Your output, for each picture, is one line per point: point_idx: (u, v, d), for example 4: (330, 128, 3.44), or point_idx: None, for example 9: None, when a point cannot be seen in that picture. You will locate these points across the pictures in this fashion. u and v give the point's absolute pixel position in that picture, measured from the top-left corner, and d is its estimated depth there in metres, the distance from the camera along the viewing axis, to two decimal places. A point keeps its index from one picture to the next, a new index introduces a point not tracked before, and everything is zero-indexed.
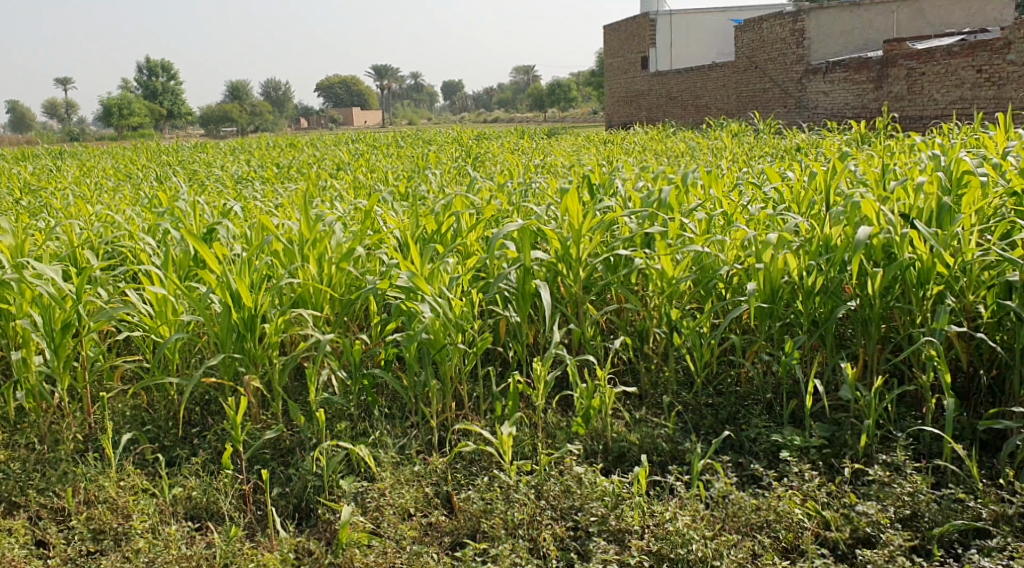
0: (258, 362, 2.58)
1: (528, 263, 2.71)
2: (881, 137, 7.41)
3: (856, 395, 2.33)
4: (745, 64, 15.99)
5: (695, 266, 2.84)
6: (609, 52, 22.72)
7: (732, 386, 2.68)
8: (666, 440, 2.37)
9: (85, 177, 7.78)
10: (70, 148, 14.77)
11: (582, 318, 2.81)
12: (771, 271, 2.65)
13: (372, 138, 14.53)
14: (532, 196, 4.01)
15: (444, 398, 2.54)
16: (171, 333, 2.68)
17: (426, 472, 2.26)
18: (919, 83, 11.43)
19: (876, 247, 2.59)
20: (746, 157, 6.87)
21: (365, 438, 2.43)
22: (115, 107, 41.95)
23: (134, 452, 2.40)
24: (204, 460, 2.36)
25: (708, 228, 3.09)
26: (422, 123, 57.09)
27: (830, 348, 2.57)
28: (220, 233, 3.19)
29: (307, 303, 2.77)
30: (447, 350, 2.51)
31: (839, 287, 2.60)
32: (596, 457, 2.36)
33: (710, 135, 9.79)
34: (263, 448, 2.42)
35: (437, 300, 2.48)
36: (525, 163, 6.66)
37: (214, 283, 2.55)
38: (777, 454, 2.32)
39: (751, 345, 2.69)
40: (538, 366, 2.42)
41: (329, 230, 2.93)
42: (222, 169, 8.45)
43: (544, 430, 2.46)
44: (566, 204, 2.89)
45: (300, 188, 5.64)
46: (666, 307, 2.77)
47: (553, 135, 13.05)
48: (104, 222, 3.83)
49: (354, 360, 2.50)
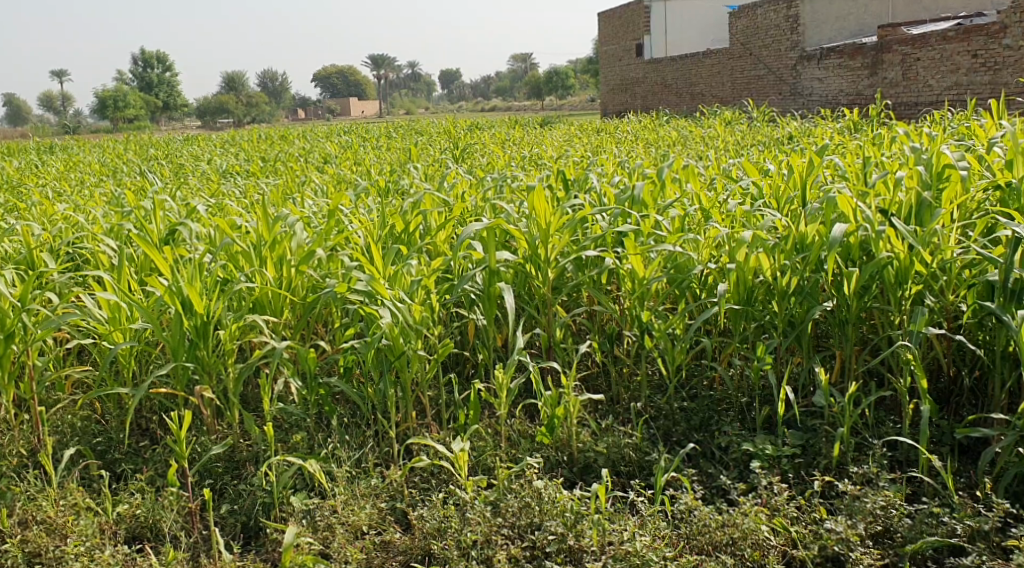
0: (212, 371, 2.47)
1: (493, 263, 2.60)
2: (874, 124, 7.31)
3: (830, 401, 2.24)
4: (740, 51, 15.84)
5: (668, 266, 2.74)
6: (603, 40, 22.56)
7: (705, 390, 2.59)
8: (632, 450, 2.27)
9: (65, 173, 7.67)
10: (59, 143, 14.64)
11: (550, 320, 2.71)
12: (744, 272, 2.56)
13: (362, 128, 14.44)
14: (507, 192, 3.91)
15: (404, 407, 2.45)
16: (123, 340, 2.57)
17: (381, 486, 2.18)
18: (913, 69, 11.28)
19: (853, 245, 2.50)
20: (736, 146, 6.80)
21: (321, 450, 2.35)
22: (110, 101, 41.77)
23: (79, 468, 2.32)
24: (151, 475, 2.30)
25: (682, 225, 3.00)
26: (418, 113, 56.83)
27: (806, 350, 2.47)
28: (182, 234, 3.09)
29: (265, 308, 2.66)
30: (407, 357, 2.40)
31: (815, 287, 2.50)
32: (559, 469, 2.27)
33: (701, 124, 9.69)
34: (215, 461, 2.36)
35: (397, 306, 2.39)
36: (510, 155, 6.55)
37: (163, 289, 2.43)
38: (747, 464, 2.23)
39: (726, 348, 2.59)
40: (500, 373, 2.32)
41: (290, 232, 2.83)
42: (207, 162, 8.36)
43: (508, 440, 2.37)
44: (535, 204, 2.81)
45: (279, 182, 5.54)
46: (638, 308, 2.67)
47: (546, 125, 12.91)
48: (68, 223, 3.73)
49: (309, 369, 2.40)
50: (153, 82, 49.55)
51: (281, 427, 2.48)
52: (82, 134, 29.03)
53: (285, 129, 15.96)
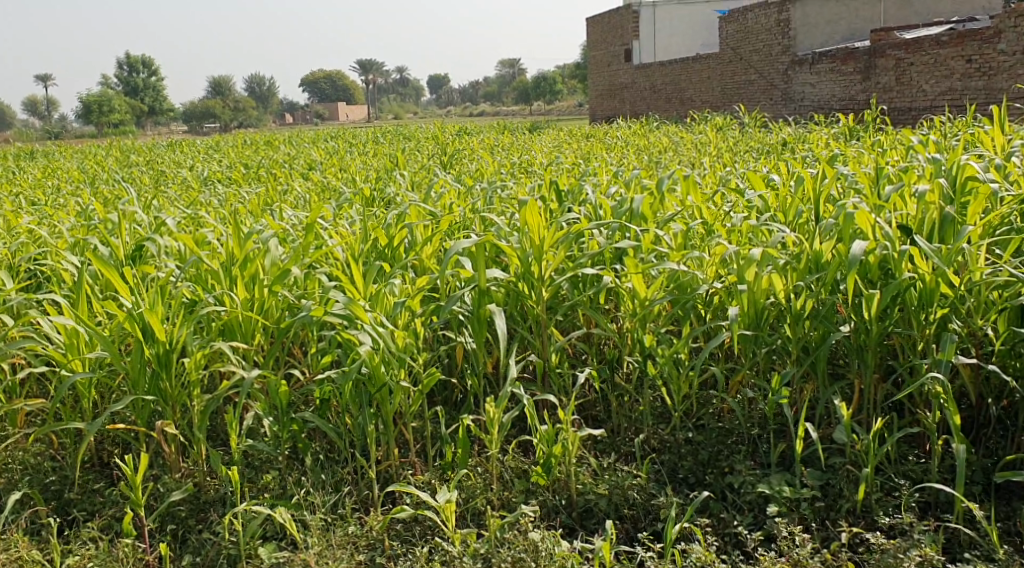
0: (175, 403, 2.25)
1: (483, 283, 2.39)
2: (870, 130, 7.16)
3: (852, 437, 2.06)
4: (730, 56, 15.72)
5: (671, 285, 2.55)
6: (593, 45, 22.43)
7: (714, 421, 2.40)
8: (637, 492, 2.09)
9: (38, 179, 7.39)
10: (37, 147, 14.27)
11: (545, 345, 2.51)
12: (755, 293, 2.36)
13: (348, 133, 14.17)
14: (497, 202, 3.70)
15: (387, 444, 2.25)
16: (80, 369, 2.33)
17: (361, 534, 1.99)
18: (907, 74, 11.17)
19: (872, 264, 2.30)
20: (731, 153, 6.63)
21: (296, 495, 2.14)
22: (94, 105, 41.25)
23: (26, 514, 2.09)
24: (105, 522, 2.08)
25: (685, 240, 2.81)
26: (407, 118, 56.54)
27: (822, 379, 2.29)
28: (150, 249, 2.87)
29: (235, 333, 2.44)
30: (389, 389, 2.20)
31: (831, 310, 2.32)
32: (558, 515, 2.08)
33: (694, 129, 9.52)
34: (178, 504, 2.15)
35: (378, 331, 2.18)
36: (499, 162, 6.35)
37: (121, 314, 2.21)
38: (763, 508, 2.05)
39: (735, 375, 2.40)
40: (491, 407, 2.12)
41: (263, 248, 2.61)
42: (188, 169, 8.10)
43: (501, 480, 2.18)
44: (527, 217, 2.59)
45: (260, 191, 5.31)
46: (640, 331, 2.47)
47: (535, 131, 12.72)
48: (29, 235, 3.48)
49: (282, 403, 2.20)
50: (139, 86, 49.06)
51: (251, 464, 2.27)
52: (68, 140, 28.62)
53: (272, 136, 15.71)
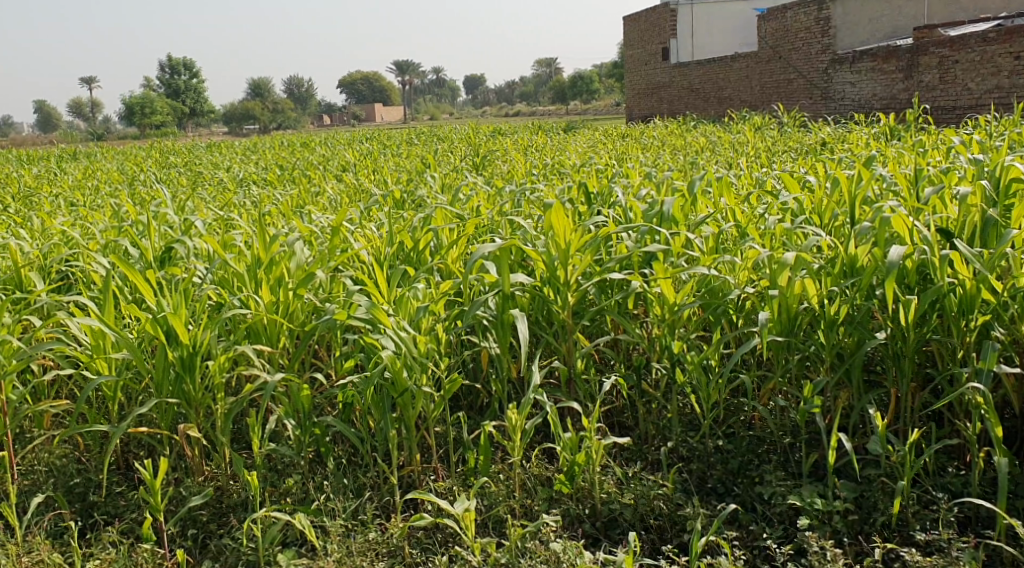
0: (199, 406, 2.26)
1: (507, 287, 2.35)
2: (912, 130, 6.98)
3: (887, 449, 1.99)
4: (768, 55, 15.49)
5: (701, 290, 2.49)
6: (629, 44, 22.28)
7: (744, 429, 2.34)
8: (663, 502, 2.04)
9: (80, 181, 7.54)
10: (81, 149, 14.57)
11: (570, 350, 2.47)
12: (787, 298, 2.29)
13: (383, 134, 14.25)
14: (526, 204, 3.67)
15: (409, 449, 2.23)
16: (106, 371, 2.35)
17: (381, 540, 1.97)
18: (952, 72, 10.89)
19: (909, 269, 2.22)
20: (768, 153, 6.52)
21: (316, 500, 2.13)
22: (137, 107, 42.09)
23: (49, 517, 2.12)
24: (125, 527, 2.10)
25: (716, 244, 2.75)
26: (443, 119, 56.80)
27: (857, 388, 2.22)
28: (178, 251, 2.88)
29: (260, 336, 2.43)
30: (411, 394, 2.17)
31: (867, 317, 2.24)
32: (581, 525, 2.04)
33: (730, 129, 9.38)
34: (200, 509, 2.15)
35: (400, 336, 2.15)
36: (532, 163, 6.32)
37: (145, 317, 2.22)
38: (794, 521, 1.99)
39: (766, 382, 2.33)
40: (513, 413, 2.08)
41: (288, 251, 2.61)
42: (225, 171, 8.19)
43: (524, 488, 2.14)
44: (553, 220, 2.55)
45: (293, 193, 5.35)
46: (668, 337, 2.42)
47: (569, 131, 12.67)
48: (63, 237, 3.53)
49: (304, 407, 2.18)
50: (181, 88, 49.95)
51: (274, 468, 2.27)
52: (112, 142, 29.23)
53: (309, 138, 15.86)
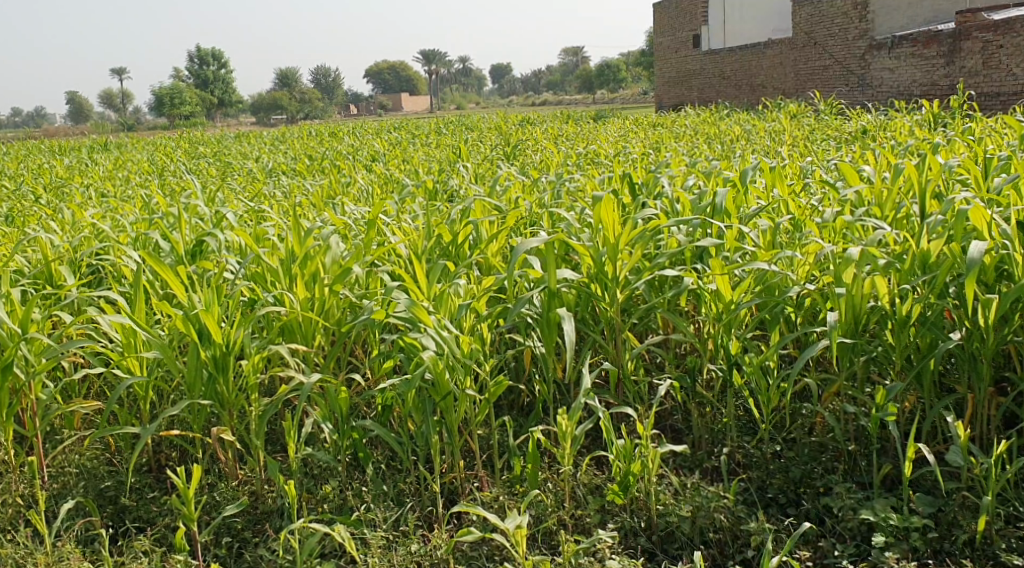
0: (233, 408, 2.17)
1: (553, 285, 2.23)
2: (958, 117, 6.73)
3: (969, 461, 1.84)
4: (803, 41, 15.15)
5: (758, 287, 2.34)
6: (659, 31, 21.96)
7: (805, 436, 2.20)
8: (724, 515, 1.91)
9: (110, 171, 7.54)
10: (111, 140, 14.66)
11: (619, 350, 2.34)
12: (854, 297, 2.12)
13: (409, 123, 14.15)
14: (566, 196, 3.54)
15: (452, 454, 2.12)
16: (137, 371, 2.27)
17: (425, 552, 1.87)
18: (996, 57, 10.57)
19: (988, 266, 2.05)
20: (808, 141, 6.32)
21: (356, 509, 2.04)
22: (166, 97, 42.45)
23: (78, 525, 2.06)
24: (155, 537, 2.03)
25: (772, 239, 2.60)
26: (470, 108, 56.64)
27: (930, 394, 2.06)
28: (209, 244, 2.80)
29: (294, 334, 2.33)
30: (454, 397, 2.06)
31: (941, 317, 2.07)
32: (636, 538, 1.92)
33: (766, 117, 9.17)
34: (235, 516, 2.07)
35: (442, 336, 2.04)
36: (565, 152, 6.18)
37: (176, 315, 2.13)
38: (867, 536, 1.85)
39: (830, 386, 2.18)
40: (564, 419, 1.96)
41: (323, 245, 2.50)
42: (253, 161, 8.14)
43: (574, 497, 2.03)
44: (601, 213, 2.41)
45: (323, 183, 5.26)
46: (724, 337, 2.27)
47: (599, 120, 12.47)
48: (93, 229, 3.47)
49: (341, 410, 2.08)
50: (209, 79, 50.29)
51: (311, 473, 2.18)
52: (144, 132, 29.42)
53: (335, 126, 15.81)
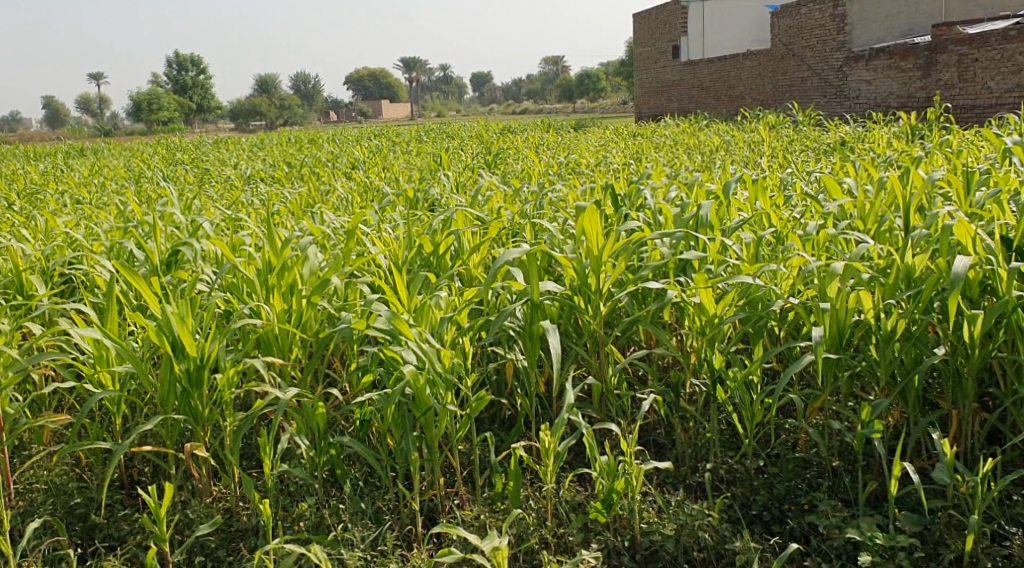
0: (207, 423, 2.11)
1: (535, 297, 2.19)
2: (935, 128, 6.79)
3: (955, 479, 1.81)
4: (782, 52, 15.27)
5: (742, 300, 2.32)
6: (639, 41, 22.06)
7: (790, 451, 2.18)
8: (709, 533, 1.88)
9: (83, 178, 7.40)
10: (85, 143, 14.44)
11: (602, 364, 2.30)
12: (839, 311, 2.09)
13: (388, 129, 14.06)
14: (548, 206, 3.51)
15: (432, 471, 2.07)
16: (108, 385, 2.20)
17: None
18: (971, 70, 10.70)
19: (973, 281, 2.04)
20: (788, 152, 6.35)
21: (333, 529, 1.99)
22: (143, 102, 42.02)
23: (44, 545, 1.99)
24: (124, 558, 1.96)
25: (756, 252, 2.58)
26: (451, 116, 56.55)
27: (914, 410, 2.05)
28: (185, 254, 2.73)
29: (271, 347, 2.26)
30: (435, 413, 2.01)
31: (926, 332, 2.06)
32: (620, 556, 1.89)
33: (745, 128, 9.22)
34: (208, 535, 2.01)
35: (423, 349, 1.99)
36: (547, 161, 6.15)
37: (149, 326, 2.06)
38: (852, 555, 1.83)
39: (814, 401, 2.16)
40: (547, 436, 1.92)
41: (302, 256, 2.45)
42: (230, 168, 8.02)
43: (555, 515, 2.00)
44: (584, 223, 2.37)
45: (303, 191, 5.18)
46: (707, 351, 2.24)
47: (579, 129, 12.45)
48: (65, 238, 3.38)
49: (317, 426, 2.03)
50: (188, 84, 49.91)
51: (288, 490, 2.13)
52: (118, 136, 29.04)
53: (312, 132, 15.68)
